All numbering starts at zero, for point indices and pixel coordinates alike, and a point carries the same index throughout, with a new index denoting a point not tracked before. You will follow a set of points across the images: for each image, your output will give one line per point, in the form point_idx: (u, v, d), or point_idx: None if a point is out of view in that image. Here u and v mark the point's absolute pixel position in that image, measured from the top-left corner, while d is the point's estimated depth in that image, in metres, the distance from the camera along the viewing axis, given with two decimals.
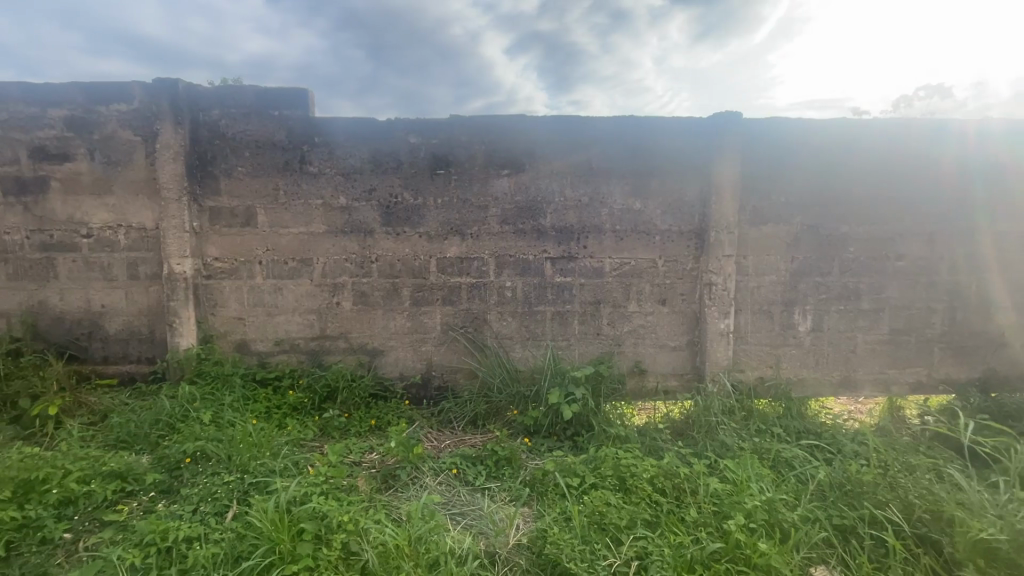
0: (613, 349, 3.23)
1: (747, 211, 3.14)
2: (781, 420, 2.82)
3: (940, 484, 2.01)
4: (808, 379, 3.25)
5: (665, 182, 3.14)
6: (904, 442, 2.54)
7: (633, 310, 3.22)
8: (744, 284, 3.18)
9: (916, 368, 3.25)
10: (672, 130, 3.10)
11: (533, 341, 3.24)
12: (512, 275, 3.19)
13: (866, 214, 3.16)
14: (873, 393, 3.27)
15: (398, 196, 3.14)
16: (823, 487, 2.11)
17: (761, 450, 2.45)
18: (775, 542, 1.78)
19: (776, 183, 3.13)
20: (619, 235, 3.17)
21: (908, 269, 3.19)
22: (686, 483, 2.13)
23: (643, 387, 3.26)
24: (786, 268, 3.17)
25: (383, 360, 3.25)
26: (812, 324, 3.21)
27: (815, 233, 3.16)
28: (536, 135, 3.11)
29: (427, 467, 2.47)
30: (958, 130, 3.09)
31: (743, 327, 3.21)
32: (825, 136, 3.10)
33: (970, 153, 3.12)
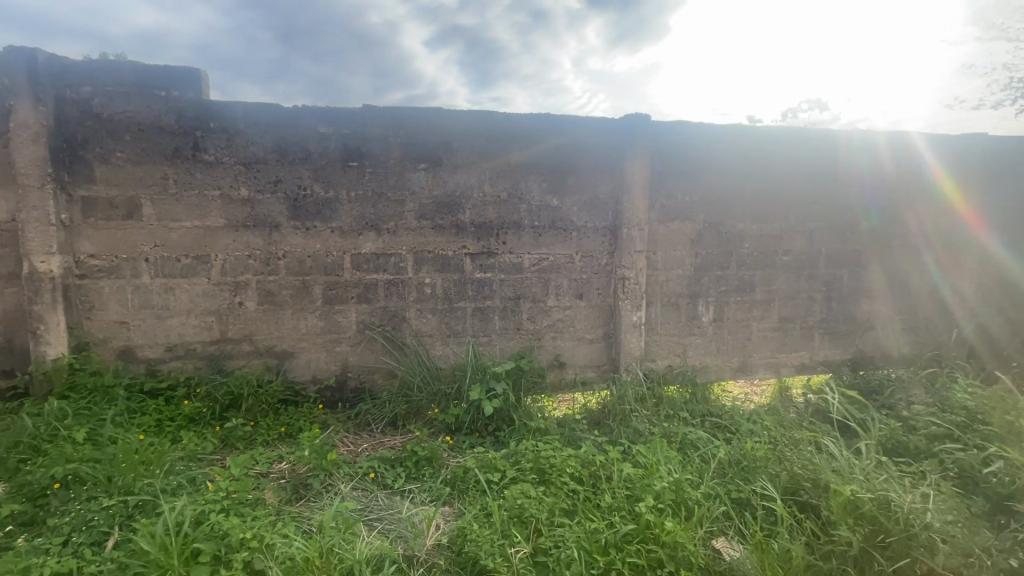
0: (533, 343, 3.28)
1: (656, 209, 3.31)
2: (688, 405, 3.02)
3: (818, 454, 2.25)
4: (711, 365, 3.50)
5: (581, 180, 3.23)
6: (790, 419, 2.82)
7: (551, 304, 3.28)
8: (654, 278, 3.36)
9: (800, 352, 3.62)
10: (586, 129, 3.19)
11: (453, 338, 3.20)
12: (431, 271, 3.12)
13: (759, 213, 3.46)
14: (766, 376, 3.59)
15: (307, 189, 2.96)
16: (723, 465, 2.28)
17: (670, 434, 2.60)
18: (681, 520, 1.89)
19: (681, 183, 3.33)
20: (538, 231, 3.21)
21: (793, 263, 3.54)
22: (601, 470, 2.21)
23: (562, 380, 3.34)
24: (690, 263, 3.39)
25: (294, 363, 3.06)
26: (714, 314, 3.46)
27: (715, 230, 3.41)
28: (454, 130, 3.07)
29: (342, 473, 2.36)
30: (831, 139, 3.48)
31: (653, 319, 3.39)
32: (724, 140, 3.34)
33: (841, 160, 3.53)
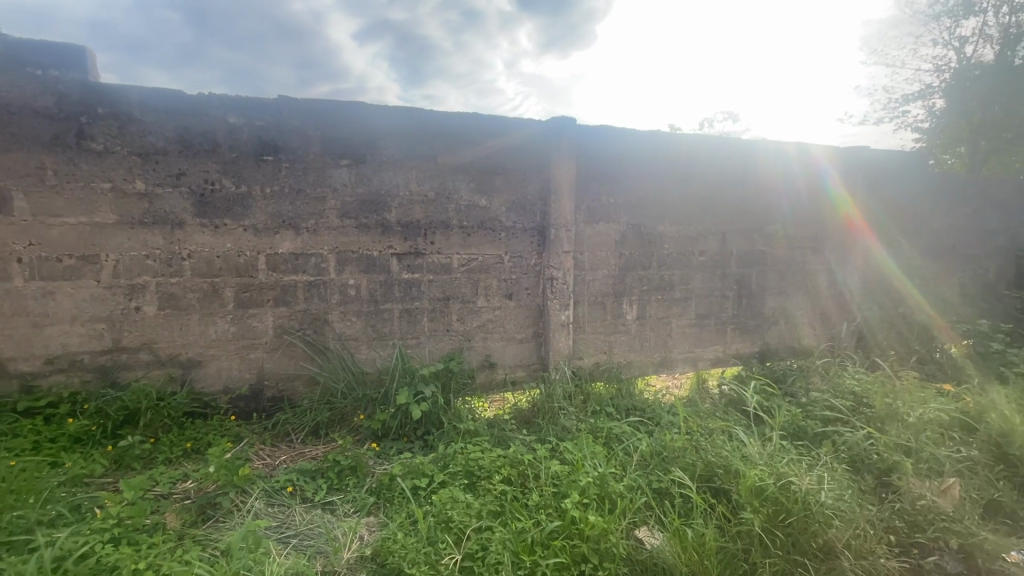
0: (463, 344, 3.25)
1: (582, 210, 3.40)
2: (613, 400, 3.12)
3: (730, 442, 2.40)
4: (635, 361, 3.64)
5: (509, 180, 3.24)
6: (705, 409, 3.00)
7: (481, 305, 3.27)
8: (581, 278, 3.44)
9: (715, 346, 3.86)
10: (514, 129, 3.19)
11: (379, 341, 3.10)
12: (355, 272, 3.00)
13: (677, 215, 3.64)
14: (685, 369, 3.80)
15: (215, 183, 2.74)
16: (645, 457, 2.38)
17: (596, 430, 2.68)
18: (605, 513, 1.94)
19: (605, 185, 3.43)
20: (467, 231, 3.19)
21: (708, 263, 3.76)
22: (529, 469, 2.23)
23: (492, 380, 3.34)
24: (615, 263, 3.51)
25: (202, 373, 2.82)
26: (637, 312, 3.61)
27: (638, 231, 3.55)
28: (378, 125, 2.96)
29: (256, 489, 2.20)
30: (740, 147, 3.73)
31: (581, 318, 3.47)
32: (645, 145, 3.49)
33: (748, 167, 3.80)
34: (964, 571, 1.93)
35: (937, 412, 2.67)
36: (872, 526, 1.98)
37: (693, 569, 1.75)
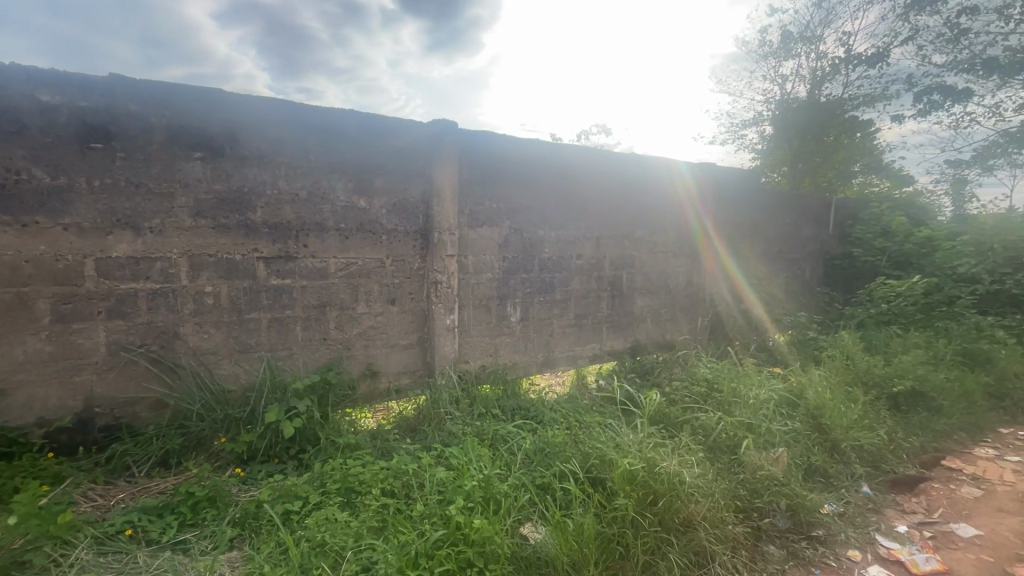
0: (342, 353, 3.07)
1: (465, 214, 3.40)
2: (499, 401, 3.17)
3: (605, 433, 2.56)
4: (519, 362, 3.74)
5: (390, 182, 3.14)
6: (584, 404, 3.17)
7: (361, 311, 3.11)
8: (465, 282, 3.44)
9: (592, 344, 4.11)
10: (394, 129, 3.10)
11: (243, 355, 2.80)
12: (213, 278, 2.68)
13: (555, 221, 3.82)
14: (566, 367, 3.99)
15: (23, 173, 2.26)
16: (528, 455, 2.44)
17: (482, 432, 2.69)
18: (490, 514, 1.95)
19: (488, 191, 3.48)
20: (344, 234, 3.01)
21: (584, 266, 4.00)
22: (414, 479, 2.17)
23: (375, 389, 3.20)
24: (499, 267, 3.57)
25: (6, 404, 2.31)
26: (521, 314, 3.71)
27: (519, 235, 3.66)
28: (239, 116, 2.69)
29: (82, 538, 1.84)
30: (610, 158, 4.02)
31: (466, 321, 3.47)
32: (524, 152, 3.61)
33: (617, 176, 4.11)
34: (791, 525, 2.27)
35: (770, 393, 3.12)
36: (723, 497, 2.24)
37: (574, 559, 1.83)
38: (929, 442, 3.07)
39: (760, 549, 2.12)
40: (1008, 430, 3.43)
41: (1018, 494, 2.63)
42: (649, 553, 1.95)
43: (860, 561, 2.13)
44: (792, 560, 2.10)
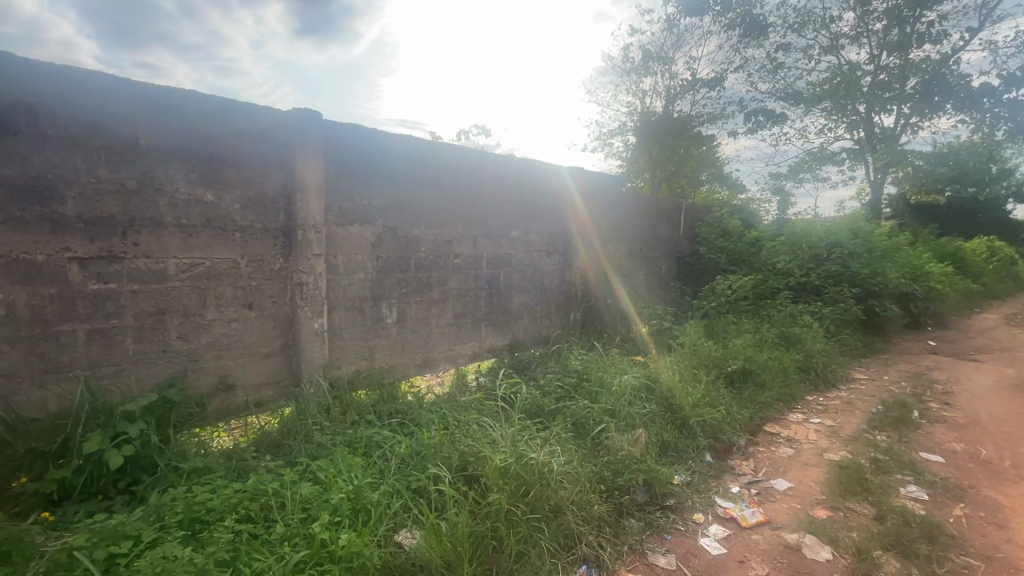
0: (188, 367, 2.70)
1: (333, 211, 3.20)
2: (374, 406, 3.04)
3: (480, 430, 2.60)
4: (396, 364, 3.63)
5: (244, 174, 2.83)
6: (461, 404, 3.17)
7: (211, 318, 2.77)
8: (335, 283, 3.24)
9: (471, 342, 4.13)
10: (247, 117, 2.82)
11: (52, 375, 2.33)
12: (6, 284, 2.19)
13: (431, 219, 3.76)
14: (445, 367, 3.97)
15: None
16: (403, 459, 2.38)
17: (354, 441, 2.56)
18: (359, 527, 1.86)
19: (358, 187, 3.32)
20: (186, 231, 2.65)
21: (462, 265, 4.01)
22: (274, 499, 1.99)
23: (230, 404, 2.87)
24: (372, 266, 3.42)
25: None
26: (397, 315, 3.60)
27: (394, 234, 3.54)
28: (39, 88, 2.23)
29: None
30: (485, 159, 4.09)
31: (337, 324, 3.27)
32: (396, 148, 3.51)
33: (492, 177, 4.19)
34: (648, 498, 2.50)
35: (631, 379, 3.41)
36: (590, 479, 2.40)
37: (448, 559, 1.82)
38: (756, 412, 3.59)
39: (622, 524, 2.31)
40: (812, 397, 4.16)
41: (818, 449, 3.19)
42: (522, 543, 2.01)
43: (702, 522, 2.42)
44: (649, 530, 2.32)
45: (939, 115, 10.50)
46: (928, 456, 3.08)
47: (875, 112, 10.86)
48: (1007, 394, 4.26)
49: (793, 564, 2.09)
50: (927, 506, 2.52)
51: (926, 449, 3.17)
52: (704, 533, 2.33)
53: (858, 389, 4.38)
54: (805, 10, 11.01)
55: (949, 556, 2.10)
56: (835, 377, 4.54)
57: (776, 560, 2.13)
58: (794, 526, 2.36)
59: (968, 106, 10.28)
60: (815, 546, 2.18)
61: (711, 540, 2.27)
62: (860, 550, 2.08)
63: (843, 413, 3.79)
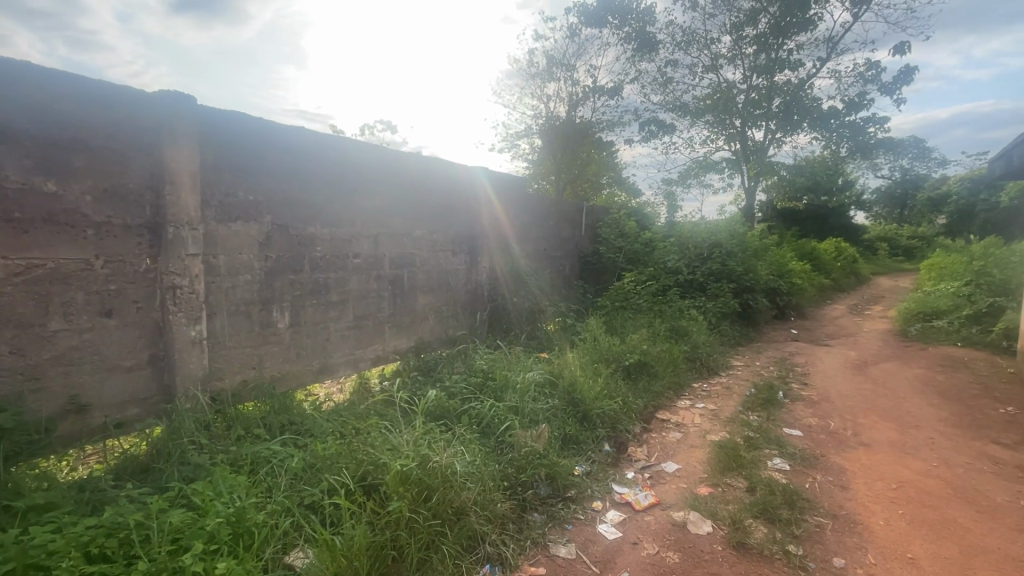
0: (25, 387, 2.29)
1: (212, 206, 2.90)
2: (264, 419, 2.80)
3: (380, 437, 2.51)
4: (290, 372, 3.38)
5: (98, 162, 2.46)
6: (362, 411, 3.04)
7: (56, 329, 2.38)
8: (216, 285, 2.94)
9: (374, 346, 3.97)
10: (101, 97, 2.46)
11: None
12: None
13: (327, 217, 3.56)
14: (346, 372, 3.77)
15: None
16: (294, 474, 2.22)
17: (238, 459, 2.33)
18: (241, 554, 1.70)
19: (241, 181, 3.04)
20: (21, 227, 2.24)
21: (362, 265, 3.83)
22: (136, 533, 1.74)
23: (84, 428, 2.49)
24: (260, 267, 3.15)
25: None
26: (290, 319, 3.35)
27: (284, 232, 3.29)
28: None
29: None
30: (385, 157, 3.96)
31: (218, 331, 2.97)
32: (286, 141, 3.27)
33: (394, 175, 4.06)
34: (550, 491, 2.57)
35: (535, 376, 3.49)
36: (493, 478, 2.42)
37: None
38: (650, 401, 3.85)
39: (525, 519, 2.35)
40: (698, 384, 4.55)
41: (702, 432, 3.49)
42: (423, 550, 1.97)
43: (601, 509, 2.53)
44: (550, 522, 2.38)
45: (797, 132, 12.04)
46: (790, 432, 3.50)
47: (747, 127, 12.19)
48: (849, 372, 4.98)
49: (679, 540, 2.26)
50: (788, 475, 2.86)
51: (788, 425, 3.61)
52: (602, 519, 2.45)
53: (735, 375, 4.87)
54: (690, 30, 12.05)
55: (805, 517, 2.41)
56: (717, 364, 5.01)
57: (665, 538, 2.29)
58: (681, 504, 2.56)
59: (819, 125, 11.90)
60: (698, 521, 2.38)
61: (608, 526, 2.39)
62: (735, 521, 2.31)
63: (723, 398, 4.19)
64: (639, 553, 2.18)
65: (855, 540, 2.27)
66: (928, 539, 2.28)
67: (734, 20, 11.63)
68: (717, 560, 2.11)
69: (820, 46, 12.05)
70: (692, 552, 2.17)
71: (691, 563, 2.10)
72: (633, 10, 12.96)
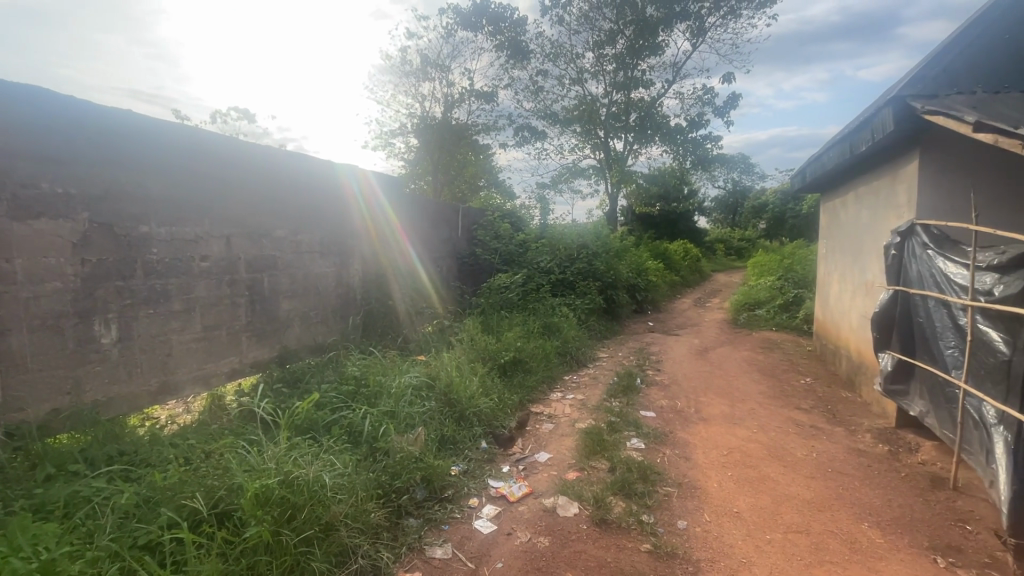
0: None
1: (4, 199, 2.38)
2: (84, 452, 2.36)
3: (234, 458, 2.28)
4: (121, 395, 2.90)
5: None
6: (213, 432, 2.72)
7: None
8: (9, 295, 2.41)
9: (230, 358, 3.57)
10: None
11: None
12: None
13: (166, 214, 3.11)
14: (194, 391, 3.33)
15: None
16: (126, 512, 1.92)
17: (47, 503, 1.95)
18: None
19: (48, 170, 2.53)
20: None
21: (212, 269, 3.42)
22: None
23: None
24: (75, 273, 2.66)
25: None
26: (118, 334, 2.87)
27: (109, 231, 2.81)
28: None
29: None
30: (239, 150, 3.59)
31: (15, 351, 2.44)
32: (110, 126, 2.81)
33: (249, 169, 3.69)
34: (427, 495, 2.56)
35: (411, 380, 3.44)
36: (366, 488, 2.33)
37: None
38: (524, 396, 4.02)
39: (400, 526, 2.31)
40: (568, 376, 4.86)
41: (571, 421, 3.74)
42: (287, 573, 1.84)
43: (477, 505, 2.59)
44: (426, 525, 2.37)
45: (651, 145, 13.43)
46: (646, 414, 3.91)
47: (609, 138, 13.31)
48: (693, 357, 5.71)
49: (549, 524, 2.40)
50: (644, 453, 3.19)
51: (644, 408, 4.02)
52: (478, 515, 2.50)
53: (601, 365, 5.30)
54: (557, 44, 12.80)
55: (656, 489, 2.71)
56: (585, 357, 5.40)
57: (537, 525, 2.41)
58: (551, 490, 2.72)
59: (668, 140, 13.40)
60: (566, 504, 2.55)
61: (483, 521, 2.44)
62: (597, 500, 2.52)
63: (591, 387, 4.54)
64: (512, 542, 2.27)
65: (695, 503, 2.62)
66: (749, 495, 2.70)
67: (596, 38, 12.62)
68: (582, 538, 2.28)
69: (667, 69, 13.60)
70: (560, 534, 2.32)
71: (560, 544, 2.24)
72: (505, 18, 13.38)
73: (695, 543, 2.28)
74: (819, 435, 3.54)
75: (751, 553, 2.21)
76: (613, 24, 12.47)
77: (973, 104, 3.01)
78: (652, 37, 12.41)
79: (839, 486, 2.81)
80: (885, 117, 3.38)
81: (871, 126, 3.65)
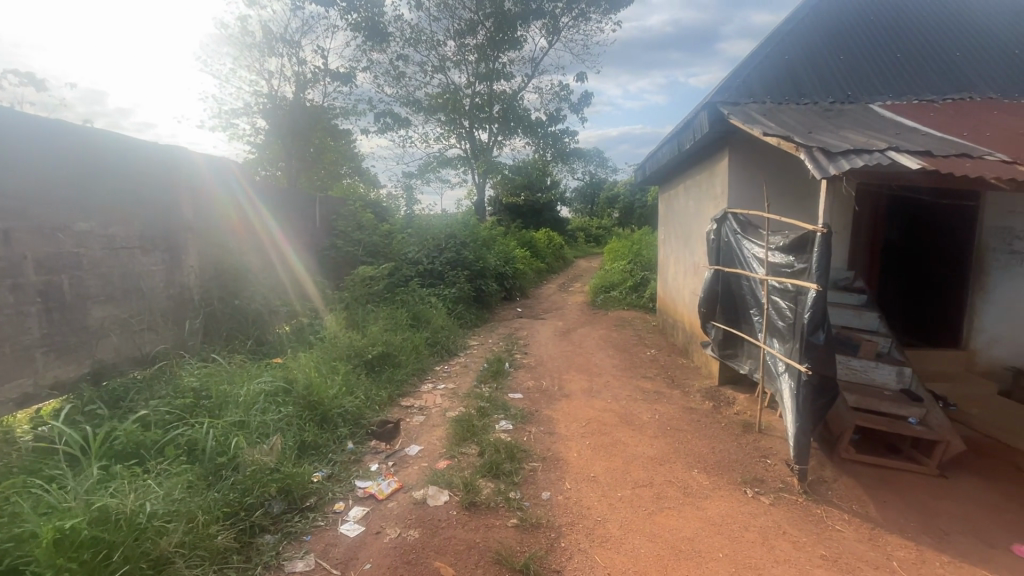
0: None
1: None
2: None
3: (26, 502, 1.87)
4: None
5: None
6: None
7: None
8: None
9: (19, 381, 2.90)
10: None
11: None
12: None
13: None
14: None
15: None
16: None
17: None
18: None
19: None
20: None
21: None
22: None
23: None
24: None
25: None
26: None
27: None
28: None
29: None
30: (21, 123, 2.90)
31: None
32: None
33: (38, 147, 3.01)
34: (285, 507, 2.38)
35: (263, 386, 3.14)
36: (207, 511, 2.09)
37: None
38: (394, 391, 3.93)
39: (253, 545, 2.11)
40: (439, 366, 4.86)
41: (442, 411, 3.74)
42: None
43: (342, 509, 2.47)
44: (285, 539, 2.20)
45: (514, 137, 13.87)
46: (514, 396, 4.07)
47: (475, 128, 13.46)
48: (557, 339, 6.09)
49: (419, 516, 2.39)
50: (511, 434, 3.32)
51: (513, 391, 4.19)
52: (344, 519, 2.39)
53: (472, 353, 5.39)
54: (417, 29, 12.50)
55: (522, 465, 2.86)
56: (455, 346, 5.44)
57: (407, 518, 2.38)
58: (421, 482, 2.70)
59: (530, 133, 13.96)
60: (436, 494, 2.56)
61: (350, 524, 2.34)
62: (467, 485, 2.57)
63: (461, 376, 4.59)
64: (381, 541, 2.22)
65: (557, 473, 2.81)
66: (604, 459, 2.98)
67: (457, 27, 12.59)
68: (452, 524, 2.31)
69: (526, 64, 14.12)
70: (431, 523, 2.32)
71: (430, 533, 2.25)
72: None
73: (558, 510, 2.45)
74: (661, 399, 4.02)
75: (605, 511, 2.44)
76: (472, 14, 12.53)
77: (764, 113, 3.63)
78: (510, 31, 12.75)
79: (676, 441, 3.23)
80: (702, 120, 3.92)
81: (692, 127, 4.20)
